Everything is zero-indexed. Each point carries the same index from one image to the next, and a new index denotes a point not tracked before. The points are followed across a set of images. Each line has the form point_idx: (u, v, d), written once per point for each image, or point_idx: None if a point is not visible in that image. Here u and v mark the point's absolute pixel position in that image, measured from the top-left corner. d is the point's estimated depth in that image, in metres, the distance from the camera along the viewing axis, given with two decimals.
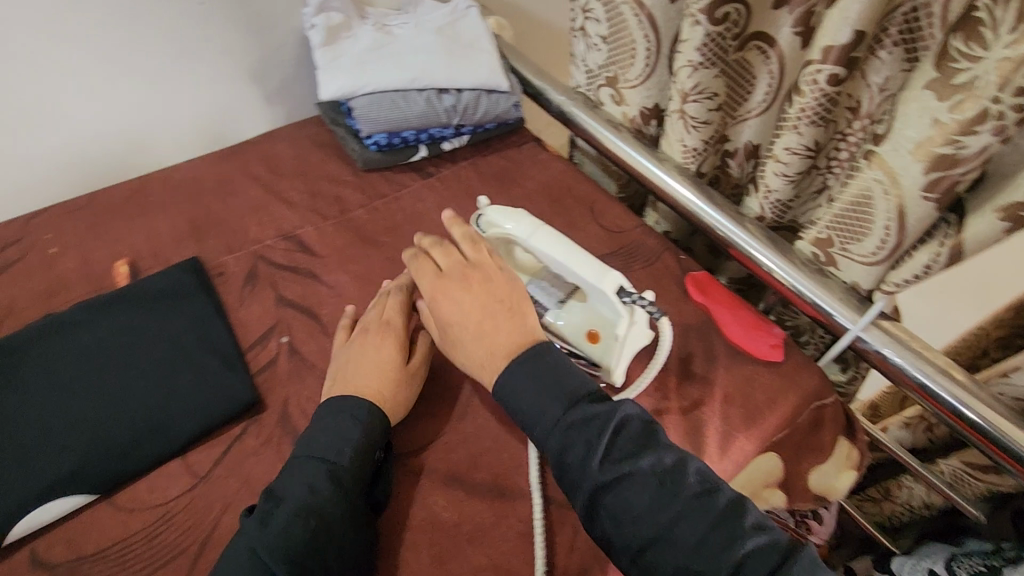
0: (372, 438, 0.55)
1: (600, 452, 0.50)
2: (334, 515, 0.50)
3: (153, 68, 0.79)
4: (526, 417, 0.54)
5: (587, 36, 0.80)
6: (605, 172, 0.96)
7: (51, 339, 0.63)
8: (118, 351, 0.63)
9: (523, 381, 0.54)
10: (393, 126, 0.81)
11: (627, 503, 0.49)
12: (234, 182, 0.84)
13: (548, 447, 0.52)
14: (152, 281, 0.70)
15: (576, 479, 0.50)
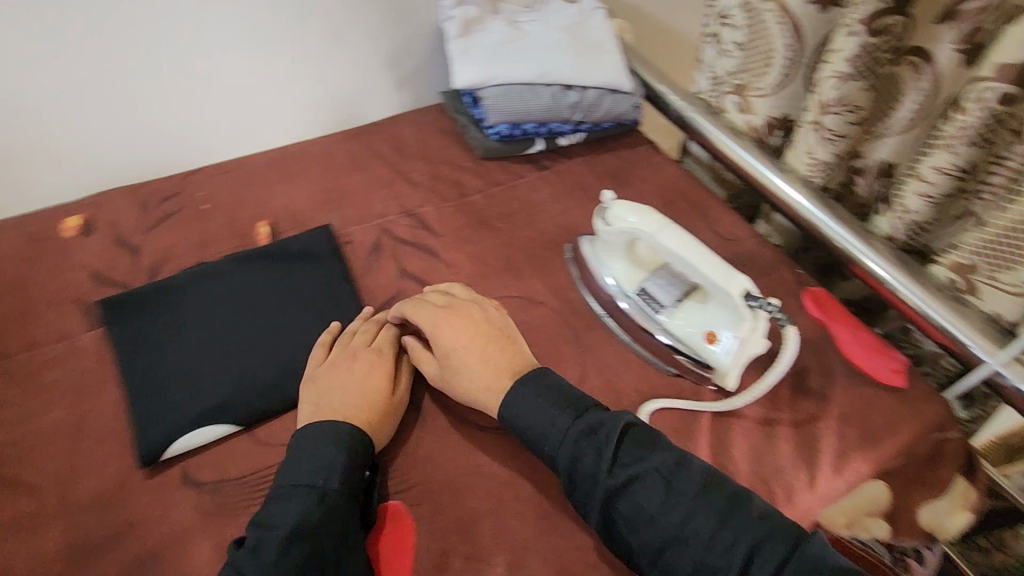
0: (357, 458, 0.55)
1: (608, 456, 0.53)
2: (326, 530, 0.50)
3: (302, 49, 0.86)
4: (535, 433, 0.56)
5: (721, 42, 0.80)
6: (716, 179, 0.96)
7: (205, 286, 0.70)
8: (262, 302, 0.70)
9: (525, 403, 0.57)
10: (518, 118, 0.84)
11: (638, 505, 0.51)
12: (364, 160, 0.90)
13: (559, 456, 0.54)
14: (290, 242, 0.75)
15: (588, 486, 0.52)
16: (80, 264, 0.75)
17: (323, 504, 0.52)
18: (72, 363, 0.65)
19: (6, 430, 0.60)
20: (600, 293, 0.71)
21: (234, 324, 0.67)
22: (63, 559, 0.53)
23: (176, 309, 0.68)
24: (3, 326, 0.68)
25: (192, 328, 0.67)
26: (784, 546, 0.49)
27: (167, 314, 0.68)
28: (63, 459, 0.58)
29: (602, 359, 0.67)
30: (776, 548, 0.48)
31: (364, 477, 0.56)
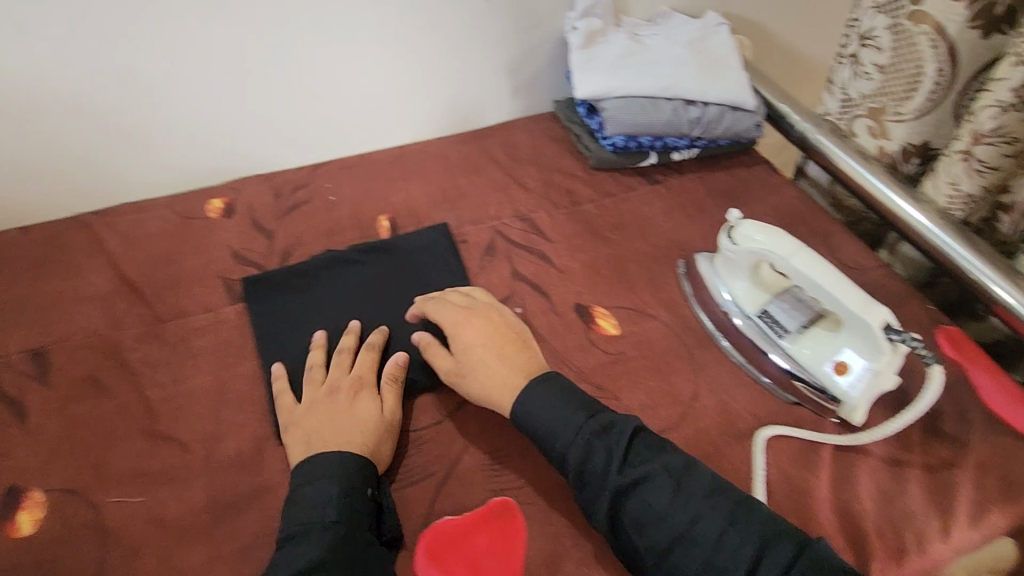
0: (349, 484, 0.54)
1: (619, 454, 0.53)
2: (335, 556, 0.49)
3: (432, 54, 0.90)
4: (547, 431, 0.56)
5: (860, 64, 0.81)
6: (834, 205, 0.94)
7: (334, 273, 0.75)
8: (384, 292, 0.73)
9: (541, 403, 0.57)
10: (636, 130, 0.85)
11: (647, 505, 0.52)
12: (480, 163, 0.93)
13: (571, 453, 0.54)
14: (412, 237, 0.79)
15: (597, 483, 0.53)
16: (223, 243, 0.82)
17: (328, 533, 0.51)
18: (217, 333, 0.71)
19: (161, 388, 0.66)
20: (713, 310, 0.70)
21: (359, 311, 0.71)
22: (208, 511, 0.57)
23: (309, 292, 0.73)
24: (160, 294, 0.75)
25: (321, 311, 0.71)
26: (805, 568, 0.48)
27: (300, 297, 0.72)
28: (209, 419, 0.64)
29: (718, 378, 0.65)
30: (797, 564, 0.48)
31: (369, 498, 0.55)
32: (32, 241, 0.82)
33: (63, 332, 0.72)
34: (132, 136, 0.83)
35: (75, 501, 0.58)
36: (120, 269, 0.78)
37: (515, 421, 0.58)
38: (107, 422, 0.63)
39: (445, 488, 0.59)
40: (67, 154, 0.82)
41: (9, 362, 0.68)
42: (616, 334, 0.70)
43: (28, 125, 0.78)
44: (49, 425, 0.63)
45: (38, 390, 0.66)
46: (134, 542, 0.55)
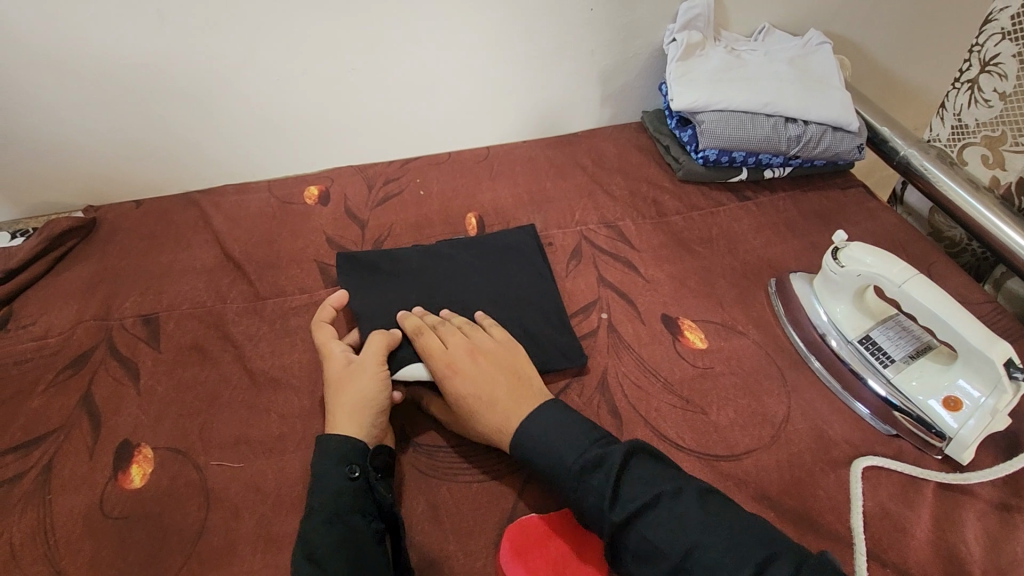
0: (332, 468, 0.54)
1: (609, 491, 0.51)
2: (323, 545, 0.50)
3: (530, 59, 0.91)
4: (541, 470, 0.54)
5: (979, 90, 0.81)
6: (934, 234, 0.92)
7: (425, 262, 0.75)
8: (474, 283, 0.73)
9: (535, 442, 0.55)
10: (731, 144, 0.83)
11: (643, 538, 0.49)
12: (566, 168, 0.94)
13: (565, 492, 0.52)
14: (501, 236, 0.79)
15: (592, 520, 0.51)
16: (317, 229, 0.85)
17: (317, 522, 0.51)
18: (313, 314, 0.74)
19: (261, 362, 0.69)
20: (807, 329, 0.69)
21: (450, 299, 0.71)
22: (303, 484, 0.59)
23: (399, 277, 0.73)
24: (261, 273, 0.79)
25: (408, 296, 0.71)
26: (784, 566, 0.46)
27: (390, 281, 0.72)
28: (305, 395, 0.66)
29: (810, 402, 0.64)
30: (781, 570, 0.46)
31: (354, 479, 0.54)
32: (145, 216, 0.88)
33: (171, 302, 0.76)
34: (242, 122, 0.88)
35: (181, 461, 0.61)
36: (224, 246, 0.83)
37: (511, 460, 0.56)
38: (211, 390, 0.67)
39: (531, 487, 0.59)
40: (183, 135, 0.87)
41: (123, 325, 0.73)
42: (704, 348, 0.69)
43: (152, 107, 0.83)
44: (158, 387, 0.67)
45: (149, 354, 0.70)
46: (230, 504, 0.58)
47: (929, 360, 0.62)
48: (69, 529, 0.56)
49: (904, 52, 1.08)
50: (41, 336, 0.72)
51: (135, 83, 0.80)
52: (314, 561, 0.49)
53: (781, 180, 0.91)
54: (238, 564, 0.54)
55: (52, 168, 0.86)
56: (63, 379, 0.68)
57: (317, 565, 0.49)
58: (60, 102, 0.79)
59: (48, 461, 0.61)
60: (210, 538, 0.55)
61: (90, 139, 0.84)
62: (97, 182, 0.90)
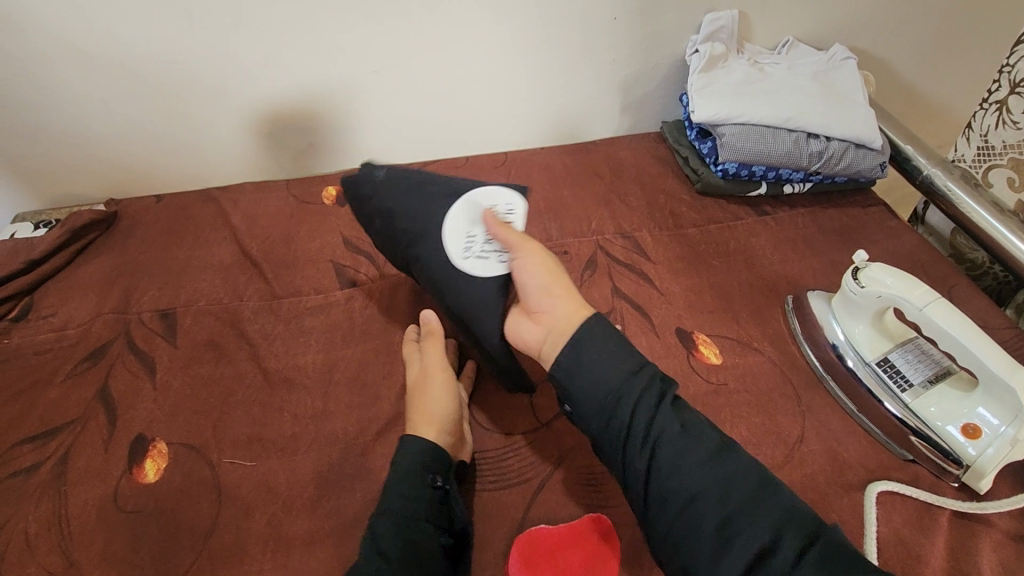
0: (417, 474, 0.54)
1: (665, 404, 0.53)
2: (395, 546, 0.50)
3: (551, 66, 0.91)
4: (597, 373, 0.54)
5: (1007, 112, 0.79)
6: (955, 255, 0.91)
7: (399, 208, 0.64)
8: (435, 251, 0.62)
9: (601, 334, 0.56)
10: (752, 158, 0.83)
11: (683, 457, 0.51)
12: (583, 176, 0.94)
13: (621, 395, 0.53)
14: None
15: (638, 420, 0.52)
16: (334, 230, 0.85)
17: (393, 522, 0.52)
18: (327, 315, 0.75)
19: (276, 361, 0.70)
20: (823, 348, 0.69)
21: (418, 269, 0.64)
22: (315, 485, 0.60)
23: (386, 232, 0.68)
24: (277, 272, 0.80)
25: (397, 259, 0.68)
26: (794, 544, 0.47)
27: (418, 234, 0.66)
28: (318, 396, 0.67)
29: (825, 422, 0.63)
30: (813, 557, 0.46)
31: (435, 488, 0.54)
32: (164, 211, 0.89)
33: (188, 297, 0.77)
34: (262, 120, 0.88)
35: (195, 457, 0.61)
36: (242, 244, 0.83)
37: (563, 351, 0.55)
38: (225, 387, 0.67)
39: (540, 499, 0.58)
40: (203, 131, 0.88)
41: (141, 319, 0.74)
42: (718, 364, 0.69)
43: (176, 103, 0.84)
44: (173, 382, 0.68)
45: (165, 349, 0.71)
46: (243, 502, 0.58)
47: (948, 386, 0.62)
48: (83, 521, 0.57)
49: (930, 69, 1.07)
50: (60, 327, 0.73)
51: (160, 78, 0.81)
52: (382, 559, 0.50)
53: (800, 196, 0.90)
54: (249, 563, 0.54)
55: (76, 160, 0.88)
56: (81, 371, 0.69)
57: (386, 561, 0.49)
58: (86, 96, 0.81)
59: (65, 452, 0.62)
60: (222, 536, 0.56)
61: (114, 133, 0.86)
62: (118, 175, 0.91)
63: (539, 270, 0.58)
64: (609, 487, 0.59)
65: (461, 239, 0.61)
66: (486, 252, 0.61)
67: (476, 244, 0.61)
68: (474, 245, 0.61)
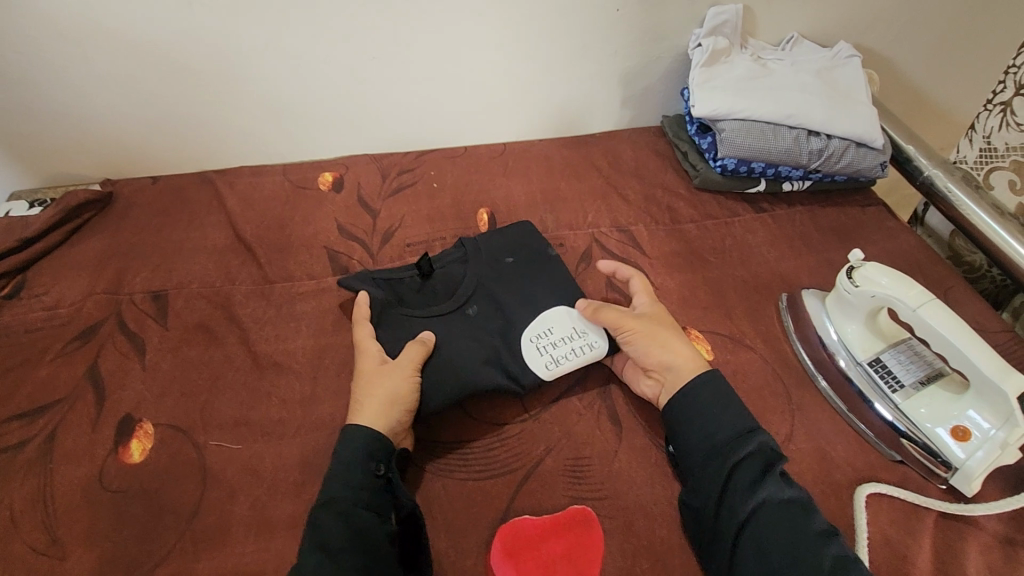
0: (357, 462, 0.54)
1: (773, 469, 0.55)
2: (339, 534, 0.50)
3: (552, 56, 0.90)
4: (706, 422, 0.58)
5: (1012, 114, 0.79)
6: (954, 258, 0.91)
7: (497, 271, 0.71)
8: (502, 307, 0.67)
9: (711, 394, 0.59)
10: (751, 154, 0.82)
11: (781, 519, 0.52)
12: (581, 169, 0.93)
13: (727, 449, 0.56)
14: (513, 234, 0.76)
15: (741, 478, 0.55)
16: (329, 216, 0.85)
17: (334, 512, 0.51)
18: (319, 301, 0.75)
19: (266, 346, 0.70)
20: (815, 347, 0.68)
21: (466, 315, 0.67)
22: (301, 470, 0.59)
23: (455, 266, 0.72)
24: (270, 256, 0.80)
25: (429, 286, 0.71)
26: None
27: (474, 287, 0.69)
28: (307, 381, 0.66)
29: (815, 421, 0.63)
30: None
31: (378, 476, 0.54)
32: (160, 192, 0.88)
33: (181, 280, 0.76)
34: (260, 104, 0.88)
35: (181, 439, 0.61)
36: (236, 228, 0.83)
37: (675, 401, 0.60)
38: (215, 370, 0.67)
39: (525, 489, 0.58)
40: (202, 113, 0.87)
41: (132, 300, 0.74)
42: (709, 359, 0.68)
43: (174, 84, 0.83)
44: (163, 364, 0.68)
45: (156, 330, 0.71)
46: (229, 485, 0.58)
47: (939, 387, 0.61)
48: (68, 499, 0.57)
49: (936, 70, 1.06)
50: (52, 306, 0.73)
51: (157, 58, 0.80)
52: (326, 549, 0.49)
53: (799, 194, 0.89)
54: (231, 547, 0.54)
55: (73, 140, 0.87)
56: (71, 350, 0.68)
57: (330, 551, 0.49)
58: (84, 75, 0.80)
59: (52, 431, 0.62)
60: (205, 517, 0.56)
61: (112, 113, 0.85)
62: (114, 156, 0.91)
63: (639, 342, 0.63)
64: (594, 479, 0.59)
65: (537, 329, 0.66)
66: (546, 349, 0.65)
67: (544, 342, 0.65)
68: (541, 341, 0.65)
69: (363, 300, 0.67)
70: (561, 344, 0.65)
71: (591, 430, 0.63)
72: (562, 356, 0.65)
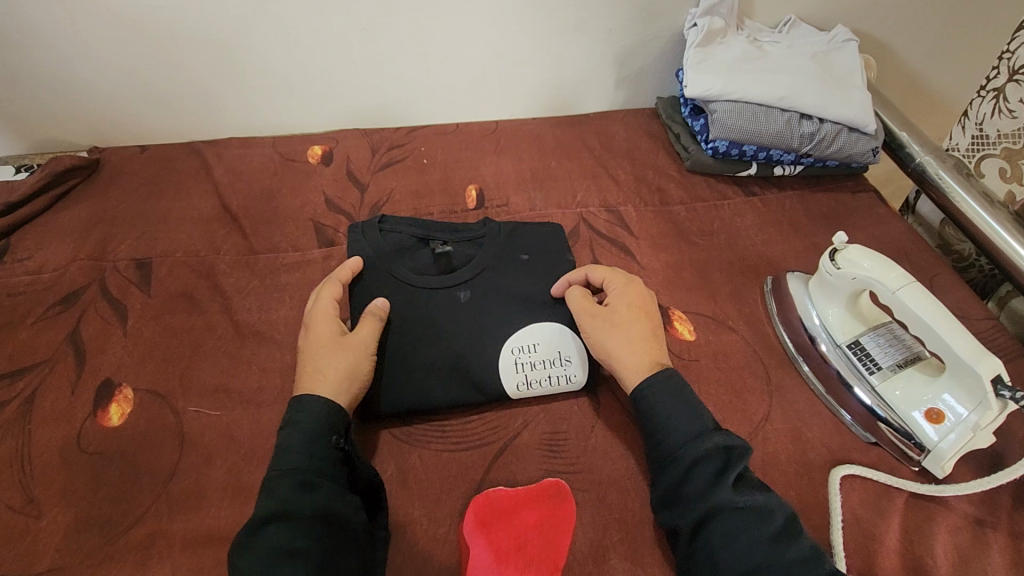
0: (321, 433, 0.52)
1: (732, 474, 0.51)
2: (302, 505, 0.49)
3: (547, 32, 0.89)
4: (664, 422, 0.55)
5: (1005, 100, 0.79)
6: (943, 247, 0.91)
7: (505, 260, 0.70)
8: (494, 296, 0.67)
9: (666, 398, 0.56)
10: (742, 137, 0.81)
11: (736, 529, 0.49)
12: (572, 148, 0.93)
13: (683, 453, 0.53)
14: (525, 224, 0.75)
15: (696, 483, 0.52)
16: (317, 189, 0.85)
17: (294, 482, 0.50)
18: (304, 272, 0.75)
19: (248, 315, 0.70)
20: (797, 331, 0.68)
21: (455, 299, 0.66)
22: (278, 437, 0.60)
23: (464, 246, 0.71)
24: (256, 228, 0.79)
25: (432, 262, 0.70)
26: None
27: (469, 270, 0.68)
28: (288, 350, 0.67)
29: (793, 401, 0.63)
30: None
31: (336, 448, 0.53)
32: (148, 162, 0.88)
33: (166, 248, 0.76)
34: (250, 75, 0.87)
35: (159, 404, 0.61)
36: (223, 198, 0.83)
37: (633, 402, 0.58)
38: (196, 338, 0.67)
39: (500, 462, 0.58)
40: (190, 82, 0.87)
41: (116, 267, 0.73)
42: (691, 340, 0.68)
43: (161, 51, 0.82)
44: (144, 330, 0.68)
45: (139, 297, 0.71)
46: (206, 450, 0.58)
47: (916, 371, 0.61)
48: (44, 460, 0.57)
49: (937, 58, 1.05)
50: (36, 270, 0.73)
51: (144, 27, 0.79)
52: (285, 517, 0.48)
53: (790, 178, 0.89)
54: (206, 509, 0.55)
55: (60, 106, 0.87)
56: (52, 314, 0.68)
57: (291, 521, 0.48)
58: (70, 39, 0.79)
59: (32, 392, 0.62)
60: (180, 481, 0.56)
61: (99, 80, 0.84)
62: (103, 124, 0.90)
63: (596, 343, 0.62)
64: (571, 453, 0.59)
65: (523, 342, 0.64)
66: (522, 364, 0.62)
67: (524, 358, 0.63)
68: (522, 357, 0.63)
69: (353, 268, 0.66)
70: (540, 367, 0.63)
71: (568, 407, 0.63)
72: (536, 380, 0.62)
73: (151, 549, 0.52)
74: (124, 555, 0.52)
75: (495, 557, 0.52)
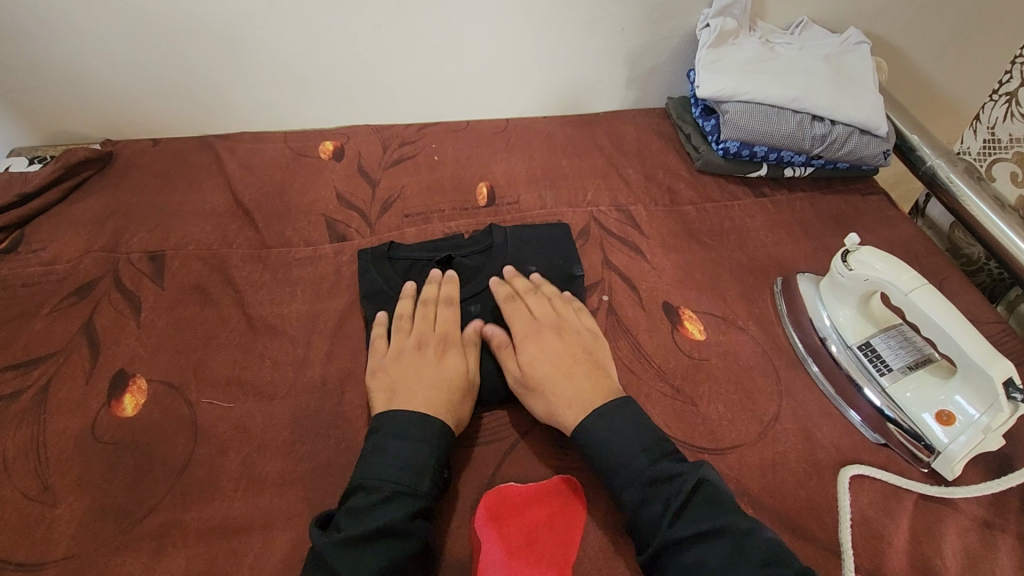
0: (437, 455, 0.53)
1: (675, 508, 0.49)
2: (416, 530, 0.49)
3: (560, 31, 0.89)
4: (609, 459, 0.53)
5: (1017, 104, 0.79)
6: (953, 251, 0.91)
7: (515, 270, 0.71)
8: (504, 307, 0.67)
9: (602, 435, 0.54)
10: (753, 138, 0.82)
11: (693, 564, 0.47)
12: (582, 146, 0.93)
13: (626, 495, 0.51)
14: (537, 229, 0.76)
15: (646, 520, 0.50)
16: (328, 184, 0.85)
17: (412, 503, 0.50)
18: (316, 267, 0.75)
19: (260, 308, 0.70)
20: (808, 332, 0.69)
21: (467, 311, 0.67)
22: (290, 429, 0.60)
23: (475, 259, 0.73)
24: (268, 222, 0.80)
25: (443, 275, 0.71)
26: None
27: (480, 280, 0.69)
28: (300, 344, 0.67)
29: (803, 402, 0.64)
30: None
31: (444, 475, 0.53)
32: (160, 155, 0.88)
33: (178, 241, 0.77)
34: (263, 71, 0.87)
35: (173, 395, 0.62)
36: (235, 192, 0.83)
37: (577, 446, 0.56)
38: (208, 331, 0.68)
39: (510, 459, 0.59)
40: (203, 78, 0.87)
41: (130, 259, 0.74)
42: (701, 340, 0.68)
43: (174, 44, 0.82)
44: (158, 322, 0.68)
45: (152, 289, 0.71)
46: (221, 441, 0.59)
47: (927, 372, 0.61)
48: (60, 449, 0.58)
49: (949, 61, 1.05)
50: (50, 261, 0.73)
51: (162, 24, 0.80)
52: (392, 537, 0.47)
53: (800, 180, 0.89)
54: (220, 500, 0.55)
55: (75, 99, 0.87)
56: (66, 305, 0.69)
57: (399, 542, 0.47)
58: (89, 32, 0.79)
59: (46, 382, 0.62)
60: (194, 471, 0.57)
61: (114, 75, 0.85)
62: (116, 118, 0.90)
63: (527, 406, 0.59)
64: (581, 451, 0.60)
65: None
66: None
67: None
68: None
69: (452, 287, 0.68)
70: None
71: None
72: None
73: (166, 540, 0.53)
74: (138, 544, 0.52)
75: (506, 551, 0.51)
